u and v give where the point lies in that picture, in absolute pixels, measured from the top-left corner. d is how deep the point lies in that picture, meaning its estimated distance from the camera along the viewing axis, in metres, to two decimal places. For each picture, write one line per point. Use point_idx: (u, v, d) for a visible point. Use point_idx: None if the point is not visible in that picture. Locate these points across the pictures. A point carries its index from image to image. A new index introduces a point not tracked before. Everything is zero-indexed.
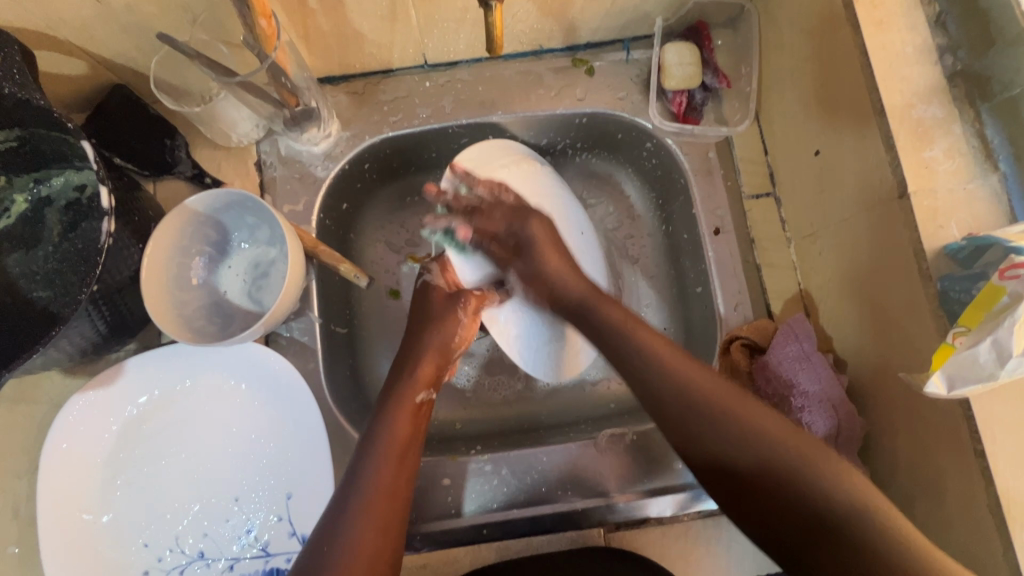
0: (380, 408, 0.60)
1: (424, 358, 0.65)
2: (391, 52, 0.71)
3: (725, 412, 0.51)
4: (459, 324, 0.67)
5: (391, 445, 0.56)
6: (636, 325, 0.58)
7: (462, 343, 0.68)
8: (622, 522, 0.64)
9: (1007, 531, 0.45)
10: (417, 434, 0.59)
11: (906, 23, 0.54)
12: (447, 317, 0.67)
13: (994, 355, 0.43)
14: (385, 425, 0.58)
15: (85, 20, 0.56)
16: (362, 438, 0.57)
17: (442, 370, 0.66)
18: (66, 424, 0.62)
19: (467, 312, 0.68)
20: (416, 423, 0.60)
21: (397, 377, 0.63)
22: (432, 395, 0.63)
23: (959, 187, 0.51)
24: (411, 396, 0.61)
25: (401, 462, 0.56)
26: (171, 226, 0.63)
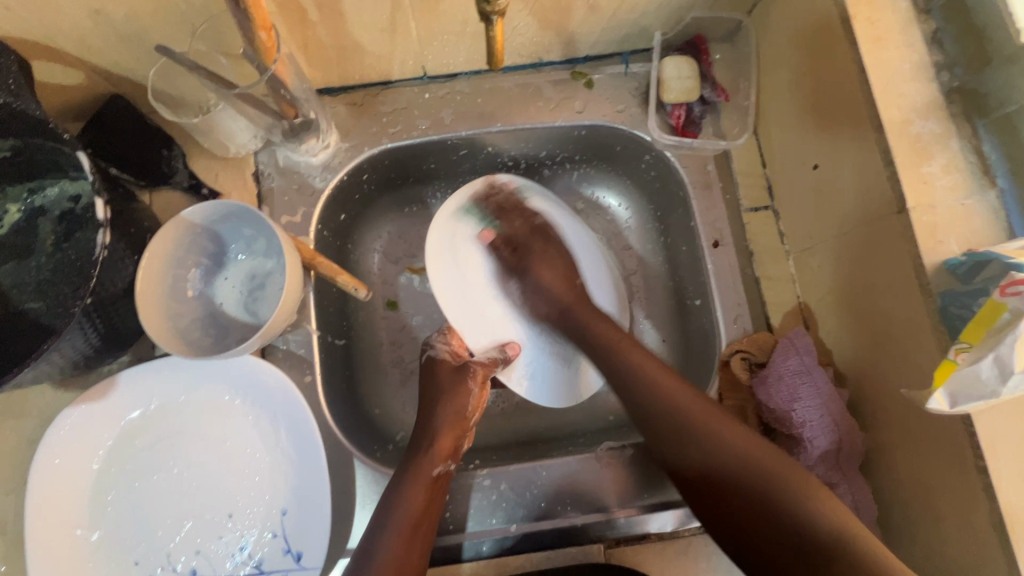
0: (395, 479, 0.60)
1: (441, 431, 0.64)
2: (391, 64, 0.71)
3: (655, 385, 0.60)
4: (472, 396, 0.67)
5: (404, 521, 0.57)
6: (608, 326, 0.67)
7: (476, 413, 0.67)
8: (622, 537, 0.63)
9: (1010, 549, 0.44)
10: (433, 505, 0.60)
11: (903, 41, 0.55)
12: (457, 389, 0.67)
13: (996, 372, 0.43)
14: (402, 499, 0.58)
15: (82, 30, 0.55)
16: (378, 515, 0.57)
17: (460, 442, 0.65)
18: (56, 438, 0.61)
19: (477, 382, 0.68)
20: (431, 498, 0.60)
21: (416, 448, 0.63)
22: (450, 468, 0.63)
23: (958, 202, 0.51)
24: (429, 470, 0.61)
25: (415, 538, 0.57)
26: (167, 237, 0.62)
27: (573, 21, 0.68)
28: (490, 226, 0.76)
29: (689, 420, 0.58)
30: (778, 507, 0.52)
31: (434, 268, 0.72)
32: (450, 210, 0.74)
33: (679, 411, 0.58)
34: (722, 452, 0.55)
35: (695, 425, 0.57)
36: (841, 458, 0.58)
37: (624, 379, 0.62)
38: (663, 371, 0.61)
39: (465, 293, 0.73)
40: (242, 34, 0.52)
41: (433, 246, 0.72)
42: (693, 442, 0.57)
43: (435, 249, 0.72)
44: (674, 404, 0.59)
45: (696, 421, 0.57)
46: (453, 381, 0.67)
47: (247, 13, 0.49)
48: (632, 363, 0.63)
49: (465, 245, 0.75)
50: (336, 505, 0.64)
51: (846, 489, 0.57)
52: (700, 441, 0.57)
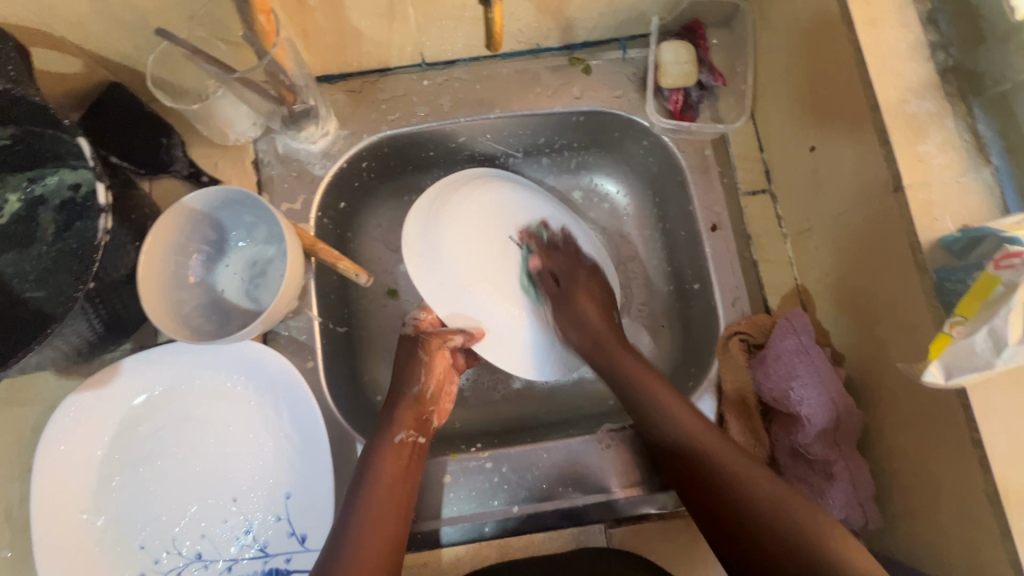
0: (365, 455, 0.61)
1: (401, 404, 0.65)
2: (389, 50, 0.72)
3: (652, 399, 0.63)
4: (423, 366, 0.67)
5: (374, 492, 0.58)
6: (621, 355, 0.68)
7: (434, 383, 0.67)
8: (623, 518, 0.64)
9: (1005, 519, 0.45)
10: (404, 473, 0.60)
11: (899, 20, 0.55)
12: (412, 360, 0.67)
13: (990, 345, 0.43)
14: (365, 473, 0.59)
15: (80, 15, 0.55)
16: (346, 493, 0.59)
17: (424, 412, 0.66)
18: (62, 424, 0.61)
19: (428, 351, 0.67)
20: (397, 468, 0.60)
21: (380, 423, 0.64)
22: (416, 437, 0.63)
23: (953, 180, 0.51)
24: (390, 441, 0.62)
25: (381, 509, 0.57)
26: (168, 224, 0.62)
27: (571, 5, 0.68)
28: (457, 217, 0.72)
29: (691, 442, 0.59)
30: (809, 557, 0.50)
31: (415, 263, 0.71)
32: (423, 205, 0.74)
33: (687, 433, 0.60)
34: (753, 489, 0.55)
35: (715, 460, 0.57)
36: (840, 436, 0.59)
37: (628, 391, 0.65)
38: (649, 374, 0.65)
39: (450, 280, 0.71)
40: (241, 18, 0.52)
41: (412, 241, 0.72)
42: (708, 481, 0.57)
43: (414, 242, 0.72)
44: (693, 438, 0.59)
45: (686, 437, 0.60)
46: (407, 355, 0.68)
47: None
48: (661, 404, 0.62)
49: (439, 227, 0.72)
50: (339, 489, 0.65)
51: (845, 466, 0.58)
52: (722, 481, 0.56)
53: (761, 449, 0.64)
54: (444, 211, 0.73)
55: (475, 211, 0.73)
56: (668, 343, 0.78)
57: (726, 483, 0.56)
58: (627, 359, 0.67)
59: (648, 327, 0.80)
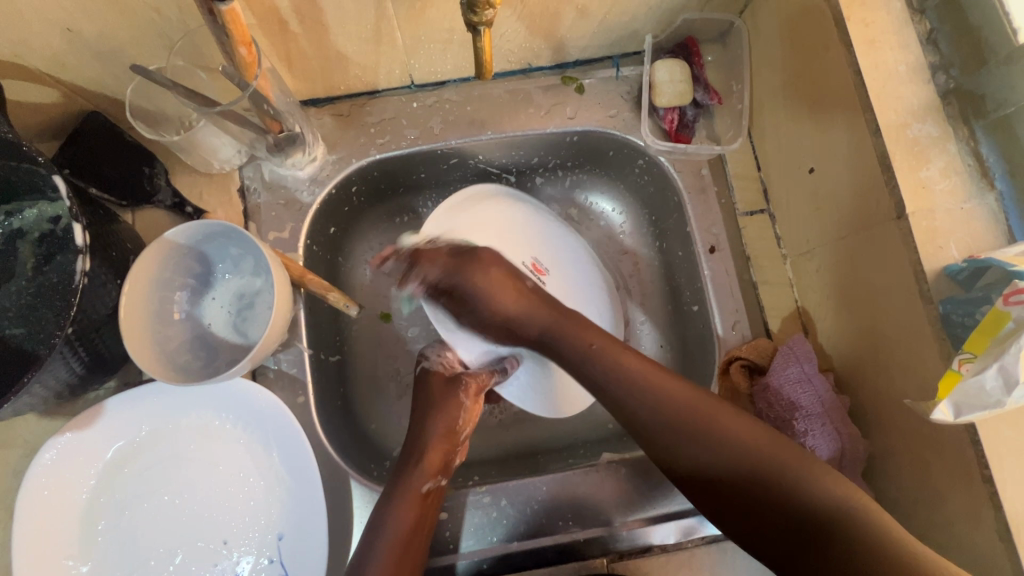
0: (384, 499, 0.59)
1: (431, 446, 0.63)
2: (377, 74, 0.70)
3: (569, 335, 0.62)
4: (463, 410, 0.65)
5: (393, 540, 0.56)
6: (569, 321, 0.63)
7: (467, 428, 0.65)
8: (626, 551, 0.62)
9: (1017, 559, 0.44)
10: (424, 522, 0.58)
11: (898, 42, 0.54)
12: (448, 402, 0.65)
13: (1001, 382, 0.42)
14: (391, 517, 0.57)
15: (54, 49, 0.53)
16: (365, 534, 0.56)
17: (451, 455, 0.64)
18: (44, 467, 0.59)
19: (469, 396, 0.65)
20: (422, 515, 0.59)
21: (405, 462, 0.62)
22: (441, 483, 0.62)
23: (957, 207, 0.50)
24: (418, 485, 0.60)
25: (403, 557, 0.56)
26: (151, 258, 0.60)
27: (562, 25, 0.66)
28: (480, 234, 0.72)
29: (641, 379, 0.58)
30: (775, 486, 0.53)
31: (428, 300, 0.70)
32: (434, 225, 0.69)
33: (666, 403, 0.56)
34: (729, 453, 0.54)
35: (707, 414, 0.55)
36: (844, 466, 0.57)
37: (614, 381, 0.58)
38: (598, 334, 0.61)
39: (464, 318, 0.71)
40: (221, 51, 0.50)
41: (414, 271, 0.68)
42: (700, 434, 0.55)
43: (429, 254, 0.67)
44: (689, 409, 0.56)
45: (682, 407, 0.56)
46: (448, 397, 0.65)
47: (225, 29, 0.47)
48: (622, 362, 0.59)
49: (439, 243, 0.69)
50: (334, 527, 0.63)
51: None
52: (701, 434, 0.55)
53: None
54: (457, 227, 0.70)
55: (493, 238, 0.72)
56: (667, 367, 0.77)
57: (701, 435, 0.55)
58: (581, 331, 0.62)
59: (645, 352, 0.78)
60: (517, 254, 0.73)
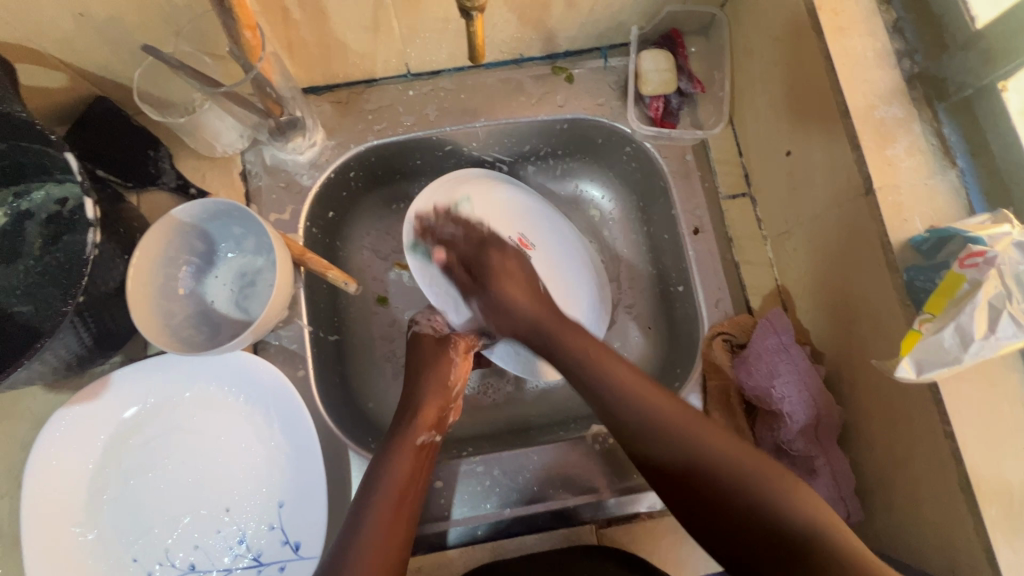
0: (382, 452, 0.61)
1: (426, 401, 0.65)
2: (374, 62, 0.73)
3: (597, 372, 0.60)
4: (455, 366, 0.68)
5: (392, 488, 0.58)
6: (607, 360, 0.61)
7: (459, 384, 0.68)
8: (613, 518, 0.65)
9: (977, 508, 0.47)
10: (421, 472, 0.61)
11: (866, 30, 0.57)
12: (442, 359, 0.68)
13: (957, 340, 0.45)
14: (389, 467, 0.59)
15: (66, 33, 0.56)
16: (361, 484, 0.58)
17: (445, 412, 0.66)
18: (53, 437, 0.61)
19: (459, 353, 0.69)
20: (418, 466, 0.61)
21: (401, 417, 0.64)
22: (436, 438, 0.64)
23: (921, 182, 0.53)
24: (414, 437, 0.62)
25: (400, 504, 0.58)
26: (158, 234, 0.62)
27: (552, 16, 0.69)
28: (462, 211, 0.72)
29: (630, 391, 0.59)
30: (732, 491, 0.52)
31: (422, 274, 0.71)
32: (435, 194, 0.72)
33: (655, 418, 0.57)
34: (691, 450, 0.55)
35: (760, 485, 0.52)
36: (820, 432, 0.60)
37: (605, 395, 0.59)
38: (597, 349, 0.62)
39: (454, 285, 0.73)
40: (227, 34, 0.53)
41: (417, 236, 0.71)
42: (693, 450, 0.54)
43: (428, 232, 0.71)
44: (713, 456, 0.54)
45: (701, 464, 0.54)
46: (438, 351, 0.68)
47: (232, 11, 0.49)
48: (615, 376, 0.60)
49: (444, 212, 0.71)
50: (332, 496, 0.65)
51: (826, 461, 0.60)
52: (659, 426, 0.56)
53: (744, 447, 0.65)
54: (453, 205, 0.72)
55: (485, 215, 0.74)
56: (655, 346, 0.79)
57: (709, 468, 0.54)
58: (590, 346, 0.63)
59: (634, 332, 0.81)
60: (507, 228, 0.74)
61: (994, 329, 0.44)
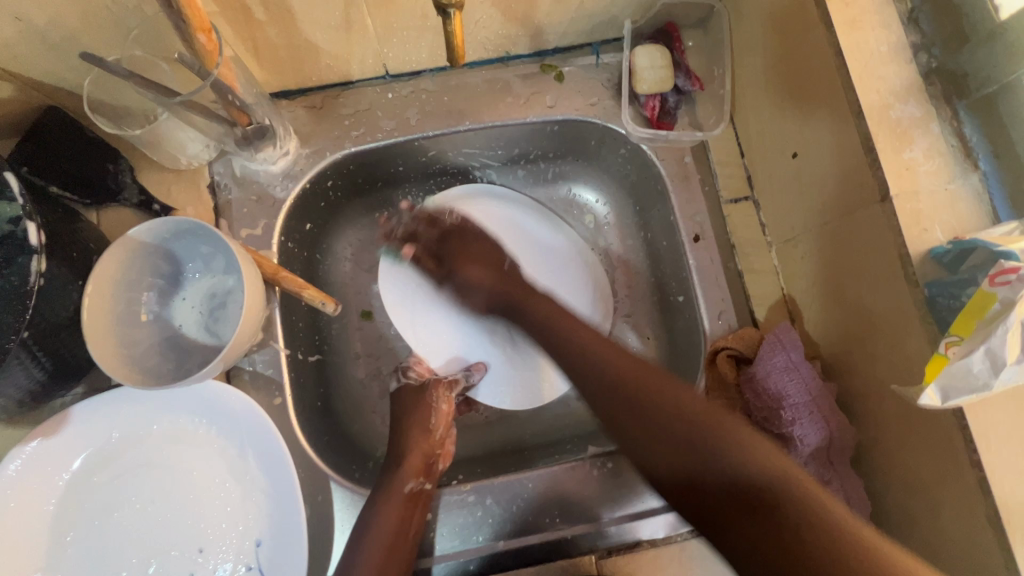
0: (370, 501, 0.59)
1: (410, 450, 0.63)
2: (349, 63, 0.67)
3: (608, 361, 0.59)
4: (437, 412, 0.66)
5: (378, 545, 0.55)
6: (600, 348, 0.61)
7: (441, 429, 0.65)
8: (613, 547, 0.60)
9: (1007, 545, 0.43)
10: (410, 525, 0.58)
11: (879, 21, 0.53)
12: (421, 405, 0.66)
13: (987, 365, 0.41)
14: (375, 520, 0.57)
15: (2, 39, 0.50)
16: (351, 538, 0.56)
17: (432, 460, 0.63)
18: (6, 480, 0.56)
19: (442, 399, 0.67)
20: (407, 516, 0.58)
21: (388, 468, 0.62)
22: (426, 484, 0.61)
23: (941, 188, 0.49)
24: (401, 487, 0.60)
25: (391, 560, 0.55)
26: (116, 257, 0.58)
27: (539, 11, 0.64)
28: None
29: (612, 377, 0.58)
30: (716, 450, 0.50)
31: (395, 314, 0.73)
32: (412, 220, 0.75)
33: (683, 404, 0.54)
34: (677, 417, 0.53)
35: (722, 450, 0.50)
36: (833, 455, 0.57)
37: (580, 372, 0.60)
38: (642, 369, 0.58)
39: (431, 321, 0.74)
40: (179, 38, 0.48)
41: (387, 275, 0.74)
42: (703, 440, 0.51)
43: (393, 273, 0.74)
44: (782, 471, 0.47)
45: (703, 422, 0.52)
46: (420, 399, 0.67)
47: (181, 13, 0.44)
48: (581, 339, 0.62)
49: (433, 231, 0.75)
50: (313, 530, 0.61)
51: (840, 486, 0.56)
52: (647, 404, 0.55)
53: None
54: (438, 229, 0.76)
55: None
56: (655, 360, 0.76)
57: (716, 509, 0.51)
58: (580, 331, 0.63)
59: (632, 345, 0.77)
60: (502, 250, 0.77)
61: None
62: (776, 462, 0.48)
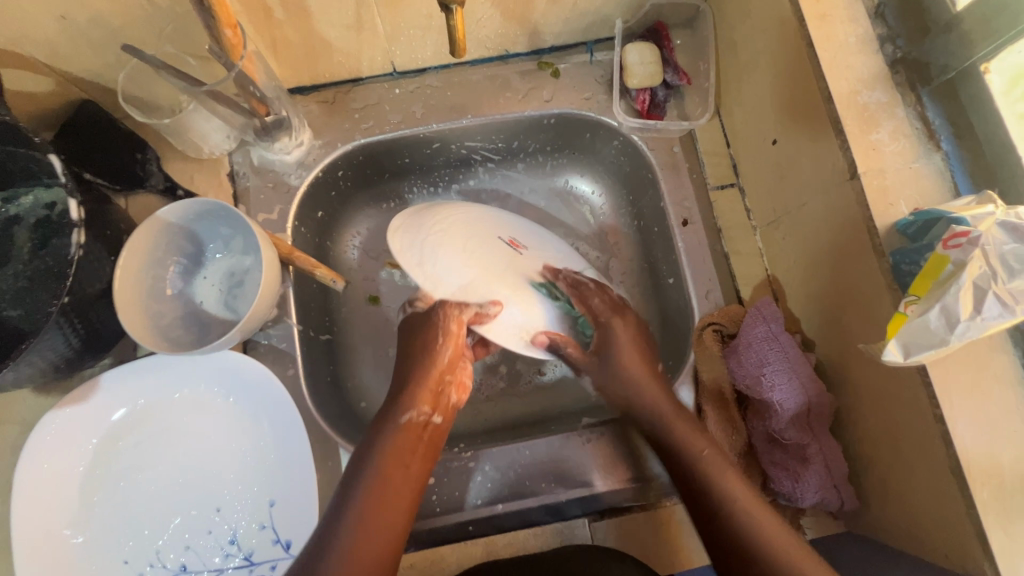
0: (372, 433, 0.59)
1: (416, 378, 0.61)
2: (360, 61, 0.73)
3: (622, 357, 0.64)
4: (443, 333, 0.59)
5: (376, 474, 0.55)
6: (619, 324, 0.65)
7: (447, 349, 0.60)
8: (606, 511, 0.65)
9: (969, 492, 0.47)
10: (411, 459, 0.57)
11: (848, 16, 0.57)
12: (427, 336, 0.61)
13: (943, 321, 0.45)
14: (376, 451, 0.56)
15: (50, 36, 0.56)
16: (349, 468, 0.56)
17: (441, 389, 0.61)
18: (43, 441, 0.61)
19: (452, 324, 0.59)
20: (408, 449, 0.57)
21: (393, 398, 0.61)
22: (433, 417, 0.60)
23: (906, 166, 0.53)
24: (402, 418, 0.59)
25: (388, 497, 0.54)
26: (143, 236, 0.63)
27: (536, 11, 0.69)
28: (446, 220, 0.63)
29: (634, 377, 0.63)
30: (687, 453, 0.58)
31: None
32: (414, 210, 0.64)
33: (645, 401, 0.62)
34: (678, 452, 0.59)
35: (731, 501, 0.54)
36: (812, 421, 0.60)
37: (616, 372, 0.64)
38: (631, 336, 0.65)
39: None
40: (208, 33, 0.53)
41: None
42: (674, 445, 0.60)
43: None
44: (729, 494, 0.55)
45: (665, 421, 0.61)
46: (428, 322, 0.61)
47: (212, 10, 0.49)
48: (623, 361, 0.64)
49: None
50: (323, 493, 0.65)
51: (818, 449, 0.59)
52: (631, 394, 0.63)
53: (737, 437, 0.65)
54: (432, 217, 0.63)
55: (467, 234, 0.63)
56: None
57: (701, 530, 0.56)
58: (632, 355, 0.64)
59: None
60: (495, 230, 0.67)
61: (980, 310, 0.44)
62: (714, 462, 0.57)
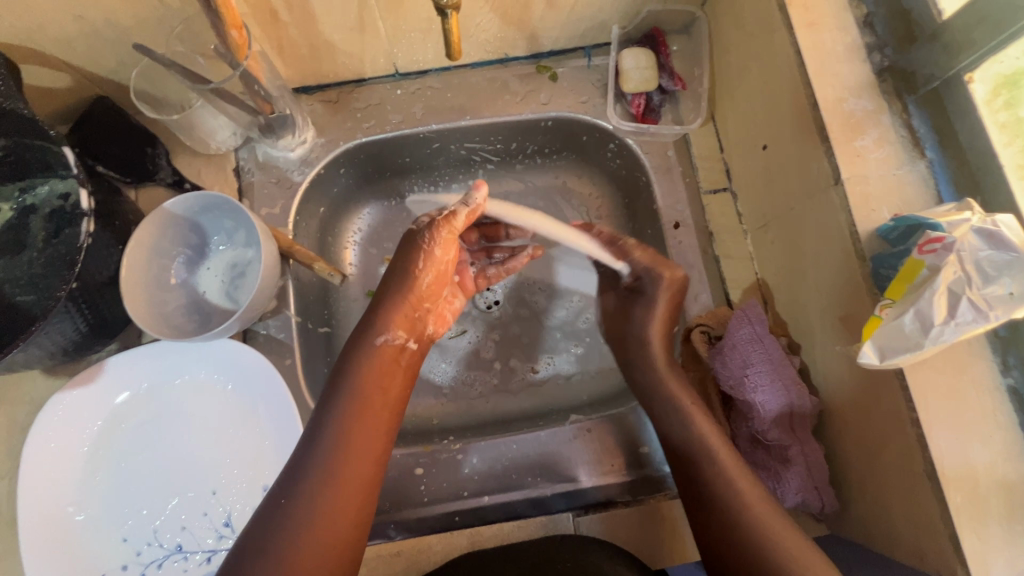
0: (350, 354, 0.60)
1: (393, 302, 0.63)
2: (363, 62, 0.75)
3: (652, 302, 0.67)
4: (425, 254, 0.63)
5: (359, 391, 0.58)
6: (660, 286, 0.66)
7: (429, 274, 0.64)
8: (591, 505, 0.66)
9: (942, 494, 0.47)
10: (390, 378, 0.60)
11: (836, 25, 0.58)
12: (409, 256, 0.63)
13: (918, 325, 0.46)
14: (354, 373, 0.59)
15: (67, 34, 0.59)
16: (329, 388, 0.58)
17: (418, 312, 0.64)
18: (49, 421, 0.63)
19: (437, 242, 0.63)
20: (388, 373, 0.60)
21: (370, 317, 0.63)
22: (409, 342, 0.63)
23: (889, 173, 0.54)
24: (382, 340, 0.61)
25: (372, 417, 0.57)
26: (149, 228, 0.65)
27: (533, 16, 0.71)
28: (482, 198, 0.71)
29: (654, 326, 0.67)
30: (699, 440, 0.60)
31: None
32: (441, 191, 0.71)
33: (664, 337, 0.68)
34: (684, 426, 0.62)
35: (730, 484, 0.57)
36: (795, 422, 0.60)
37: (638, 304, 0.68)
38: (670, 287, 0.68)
39: None
40: (215, 34, 0.56)
41: None
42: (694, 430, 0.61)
43: None
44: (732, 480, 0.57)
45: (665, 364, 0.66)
46: (412, 243, 0.65)
47: (218, 11, 0.52)
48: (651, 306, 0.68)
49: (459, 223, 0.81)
50: None
51: (800, 451, 0.60)
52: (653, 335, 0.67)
53: None
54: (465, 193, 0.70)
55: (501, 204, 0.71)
56: None
57: (744, 525, 0.54)
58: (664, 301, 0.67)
59: None
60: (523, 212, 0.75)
61: (953, 315, 0.45)
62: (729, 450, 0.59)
